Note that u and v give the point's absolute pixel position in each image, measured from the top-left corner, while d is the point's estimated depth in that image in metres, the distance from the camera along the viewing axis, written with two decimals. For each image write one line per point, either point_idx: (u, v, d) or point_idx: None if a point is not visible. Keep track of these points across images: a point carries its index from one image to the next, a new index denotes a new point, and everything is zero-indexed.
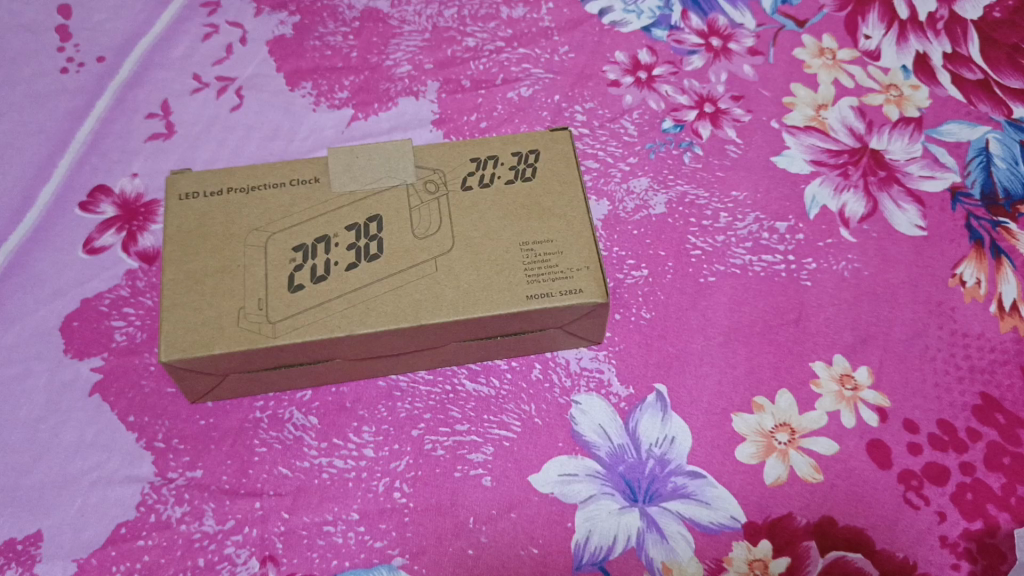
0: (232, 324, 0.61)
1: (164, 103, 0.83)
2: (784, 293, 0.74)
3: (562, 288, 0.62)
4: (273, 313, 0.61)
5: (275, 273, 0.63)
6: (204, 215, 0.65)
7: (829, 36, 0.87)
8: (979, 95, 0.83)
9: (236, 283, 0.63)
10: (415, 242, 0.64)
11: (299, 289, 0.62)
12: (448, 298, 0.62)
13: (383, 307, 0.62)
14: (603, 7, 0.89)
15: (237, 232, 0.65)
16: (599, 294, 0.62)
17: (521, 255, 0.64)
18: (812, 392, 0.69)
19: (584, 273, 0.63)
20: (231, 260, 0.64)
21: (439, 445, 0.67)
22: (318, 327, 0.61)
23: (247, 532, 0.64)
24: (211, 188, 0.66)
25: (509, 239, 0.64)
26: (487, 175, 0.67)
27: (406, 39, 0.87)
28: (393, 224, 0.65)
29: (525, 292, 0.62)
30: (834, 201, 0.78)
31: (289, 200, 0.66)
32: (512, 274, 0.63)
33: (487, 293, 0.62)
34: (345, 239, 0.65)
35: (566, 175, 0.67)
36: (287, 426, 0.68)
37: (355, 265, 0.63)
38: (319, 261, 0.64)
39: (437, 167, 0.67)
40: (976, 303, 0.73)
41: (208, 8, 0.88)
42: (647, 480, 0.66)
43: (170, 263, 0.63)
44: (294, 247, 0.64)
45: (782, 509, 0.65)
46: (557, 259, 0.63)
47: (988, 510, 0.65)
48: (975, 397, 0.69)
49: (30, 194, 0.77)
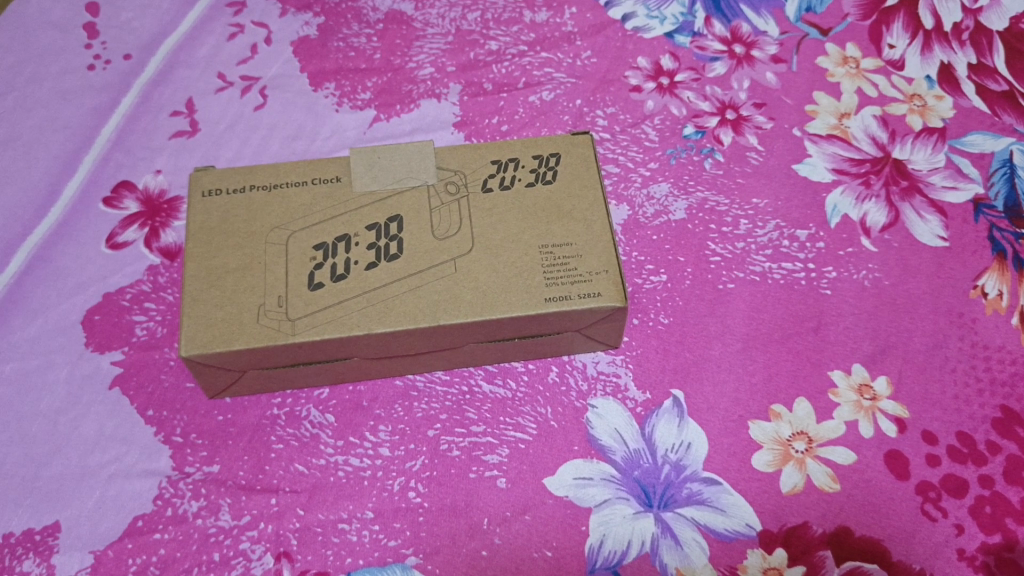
0: (253, 321, 0.61)
1: (188, 101, 0.83)
2: (803, 301, 0.73)
3: (581, 291, 0.62)
4: (293, 311, 0.62)
5: (295, 271, 0.63)
6: (226, 212, 0.66)
7: (852, 45, 0.87)
8: (1003, 106, 0.83)
9: (256, 280, 0.63)
10: (436, 244, 0.64)
11: (319, 287, 0.63)
12: (467, 299, 0.62)
13: (402, 307, 0.62)
14: (626, 13, 0.89)
15: (258, 230, 0.65)
16: (617, 298, 0.62)
17: (541, 257, 0.64)
18: (829, 401, 0.69)
19: (604, 277, 0.63)
20: (253, 257, 0.64)
21: (455, 446, 0.68)
22: (337, 325, 0.61)
23: (262, 528, 0.64)
24: (234, 186, 0.67)
25: (529, 241, 0.64)
26: (507, 177, 0.67)
27: (430, 42, 0.87)
28: (414, 223, 0.65)
29: (543, 294, 0.62)
30: (855, 211, 0.77)
31: (311, 199, 0.67)
32: (530, 276, 0.63)
33: (506, 295, 0.62)
34: (365, 239, 0.65)
35: (586, 179, 0.67)
36: (303, 424, 0.69)
37: (374, 265, 0.64)
38: (339, 260, 0.64)
39: (458, 169, 0.67)
40: (997, 315, 0.73)
41: (233, 8, 0.88)
42: (662, 485, 0.66)
43: (192, 258, 0.64)
44: (315, 246, 0.65)
45: (798, 518, 0.65)
46: (576, 262, 0.63)
47: (1007, 524, 0.65)
48: (996, 409, 0.69)
49: (56, 189, 0.78)
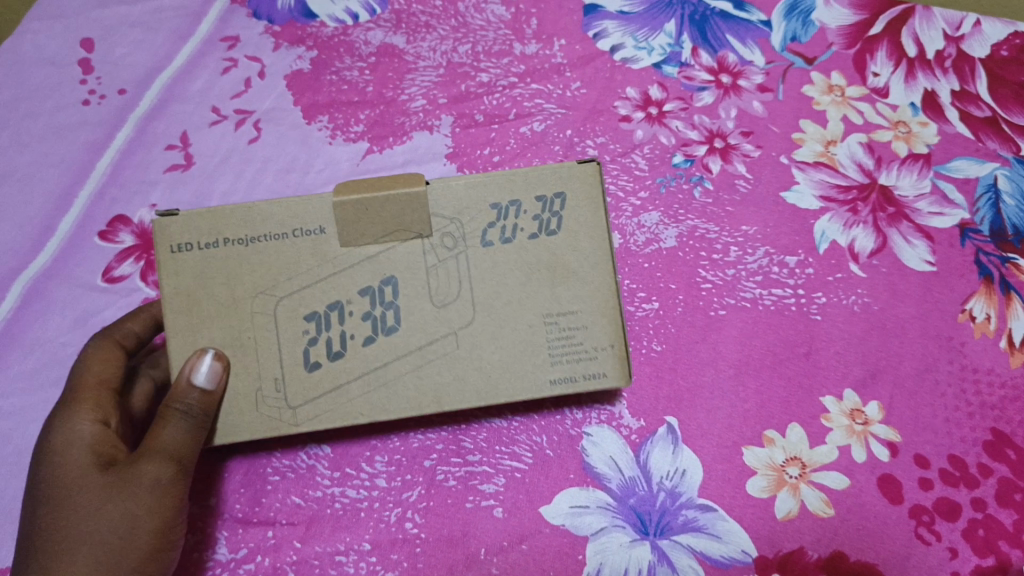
0: (252, 408, 0.59)
1: (183, 135, 0.84)
2: (794, 327, 0.74)
3: (585, 372, 0.61)
4: (293, 398, 0.60)
5: (289, 346, 0.59)
6: (203, 276, 0.58)
7: (837, 73, 0.87)
8: (987, 132, 0.84)
9: (248, 360, 0.59)
10: (435, 313, 0.60)
11: (316, 368, 0.60)
12: (471, 381, 0.61)
13: (405, 390, 0.60)
14: (614, 45, 0.89)
15: (242, 297, 0.59)
16: (622, 377, 0.61)
17: (545, 329, 0.61)
18: (822, 426, 0.70)
19: (608, 353, 0.61)
20: (240, 331, 0.59)
21: (451, 476, 0.68)
22: (339, 413, 0.60)
23: (259, 561, 0.65)
24: (206, 239, 0.58)
25: (532, 310, 0.61)
26: (508, 226, 0.60)
27: (421, 75, 0.87)
28: (410, 287, 0.60)
29: (548, 375, 0.61)
30: (843, 237, 0.78)
31: (295, 253, 0.59)
32: (534, 352, 0.61)
33: (510, 376, 0.61)
34: (359, 306, 0.60)
35: (594, 225, 0.61)
36: (300, 455, 0.68)
37: (372, 340, 0.60)
38: (334, 334, 0.60)
39: (455, 216, 0.59)
40: (986, 338, 0.74)
41: (228, 42, 0.88)
42: (657, 512, 0.67)
43: (174, 336, 0.58)
44: (305, 316, 0.59)
45: (793, 543, 0.67)
46: (581, 335, 0.61)
47: (1000, 546, 0.67)
48: (986, 432, 0.71)
49: (52, 224, 0.80)
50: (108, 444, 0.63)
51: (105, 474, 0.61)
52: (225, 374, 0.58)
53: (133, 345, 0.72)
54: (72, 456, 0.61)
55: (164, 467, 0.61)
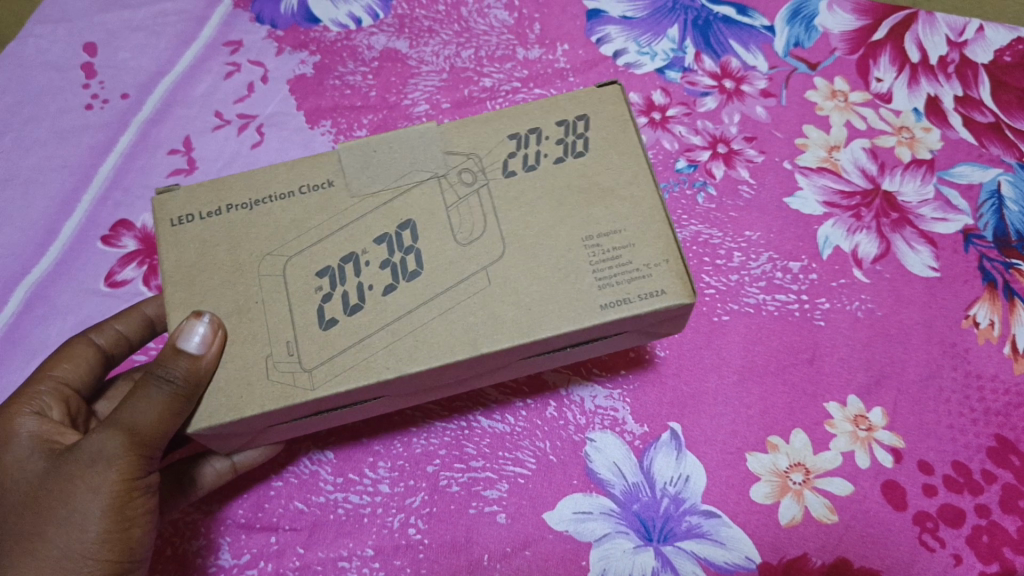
0: (262, 377, 0.53)
1: (185, 139, 0.84)
2: (797, 332, 0.74)
3: (639, 291, 0.53)
4: (307, 359, 0.53)
5: (300, 307, 0.54)
6: (206, 243, 0.56)
7: (840, 78, 0.88)
8: (990, 137, 0.84)
9: (255, 325, 0.54)
10: (460, 251, 0.55)
11: (332, 324, 0.54)
12: (510, 319, 0.53)
13: (434, 339, 0.53)
14: (617, 50, 0.90)
15: (248, 261, 0.56)
16: (685, 291, 0.53)
17: (587, 252, 0.55)
18: (826, 432, 0.70)
19: (663, 268, 0.54)
20: (246, 298, 0.55)
21: (454, 481, 0.68)
22: (362, 370, 0.53)
23: (262, 566, 0.65)
24: (207, 208, 0.57)
25: (569, 234, 0.55)
26: (531, 154, 0.58)
27: (424, 79, 0.88)
28: (430, 227, 0.56)
29: (597, 300, 0.53)
30: (846, 242, 0.78)
31: (302, 212, 0.57)
32: (577, 278, 0.54)
33: (556, 307, 0.53)
34: (376, 254, 0.55)
35: (624, 145, 0.57)
36: (303, 461, 0.69)
37: (392, 287, 0.54)
38: (350, 287, 0.55)
39: (471, 151, 0.58)
40: (989, 344, 0.74)
41: (230, 47, 0.89)
42: (661, 518, 0.67)
43: (175, 308, 0.54)
44: (317, 272, 0.55)
45: (797, 550, 0.66)
46: (629, 254, 0.54)
47: (1005, 553, 0.66)
48: (990, 438, 0.70)
49: (55, 228, 0.80)
50: (55, 437, 0.58)
51: (50, 466, 0.55)
52: (217, 343, 0.52)
53: (121, 350, 0.69)
54: (13, 449, 0.56)
55: (114, 446, 0.54)
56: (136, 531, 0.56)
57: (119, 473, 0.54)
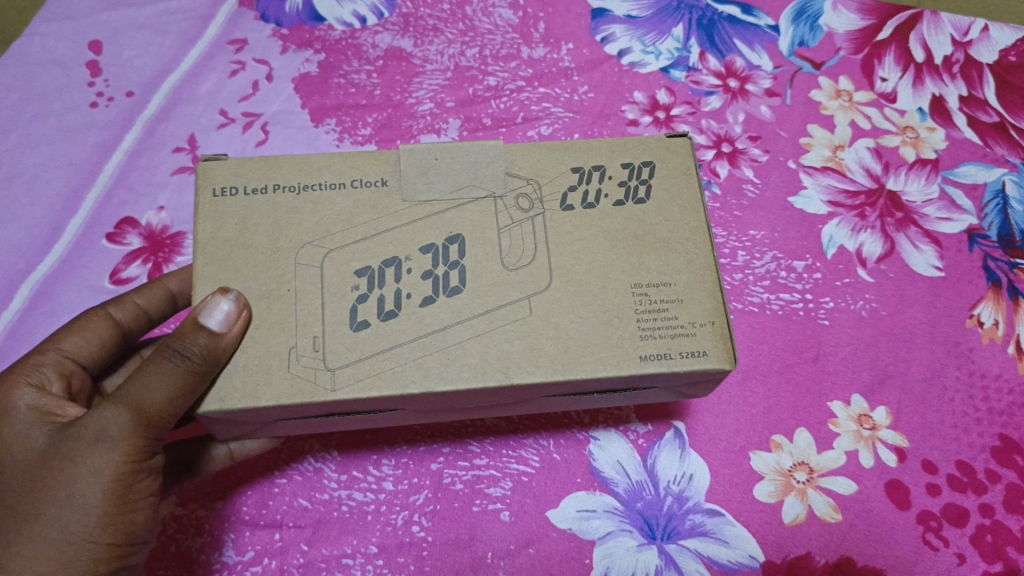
0: (282, 369, 0.51)
1: (190, 138, 0.84)
2: (801, 331, 0.74)
3: (683, 348, 0.52)
4: (332, 359, 0.51)
5: (332, 303, 0.53)
6: (246, 219, 0.54)
7: (845, 78, 0.88)
8: (995, 137, 0.84)
9: (285, 315, 0.52)
10: (506, 275, 0.53)
11: (363, 327, 0.52)
12: (547, 355, 0.52)
13: (466, 360, 0.51)
14: (621, 49, 0.90)
15: (286, 247, 0.54)
16: (726, 358, 0.52)
17: (633, 300, 0.53)
18: (830, 432, 0.70)
19: (709, 330, 0.53)
20: (279, 283, 0.53)
21: (458, 479, 0.68)
22: (387, 379, 0.51)
23: (266, 563, 0.65)
24: (254, 184, 0.55)
25: (619, 279, 0.54)
26: (592, 191, 0.56)
27: (429, 78, 0.88)
28: (478, 245, 0.54)
29: (638, 351, 0.52)
30: (850, 241, 0.78)
31: (350, 205, 0.55)
32: (621, 323, 0.53)
33: (595, 350, 0.52)
34: (419, 264, 0.54)
35: (687, 199, 0.56)
36: (307, 459, 0.69)
37: (431, 300, 0.53)
38: (387, 292, 0.53)
39: (532, 176, 0.56)
40: (994, 344, 0.74)
41: (235, 45, 0.89)
42: (665, 517, 0.67)
43: (202, 278, 0.52)
44: (356, 271, 0.53)
45: (800, 549, 0.66)
46: (676, 309, 0.53)
47: (1008, 553, 0.66)
48: (994, 438, 0.70)
49: (60, 225, 0.80)
50: (56, 410, 0.55)
51: (50, 442, 0.52)
52: (237, 322, 0.51)
53: (139, 324, 0.68)
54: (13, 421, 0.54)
55: (118, 425, 0.51)
56: (138, 515, 0.53)
57: (124, 454, 0.51)
